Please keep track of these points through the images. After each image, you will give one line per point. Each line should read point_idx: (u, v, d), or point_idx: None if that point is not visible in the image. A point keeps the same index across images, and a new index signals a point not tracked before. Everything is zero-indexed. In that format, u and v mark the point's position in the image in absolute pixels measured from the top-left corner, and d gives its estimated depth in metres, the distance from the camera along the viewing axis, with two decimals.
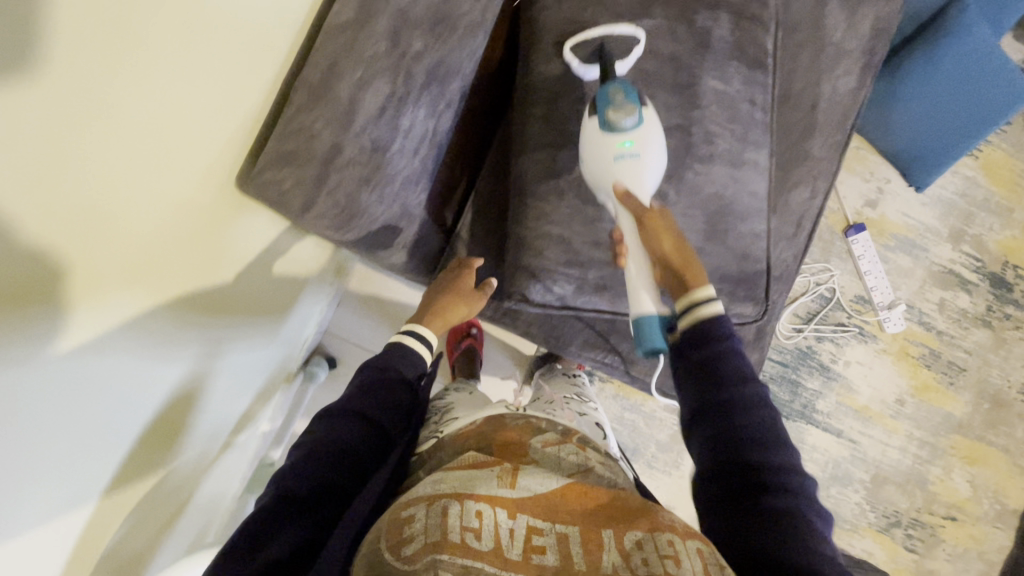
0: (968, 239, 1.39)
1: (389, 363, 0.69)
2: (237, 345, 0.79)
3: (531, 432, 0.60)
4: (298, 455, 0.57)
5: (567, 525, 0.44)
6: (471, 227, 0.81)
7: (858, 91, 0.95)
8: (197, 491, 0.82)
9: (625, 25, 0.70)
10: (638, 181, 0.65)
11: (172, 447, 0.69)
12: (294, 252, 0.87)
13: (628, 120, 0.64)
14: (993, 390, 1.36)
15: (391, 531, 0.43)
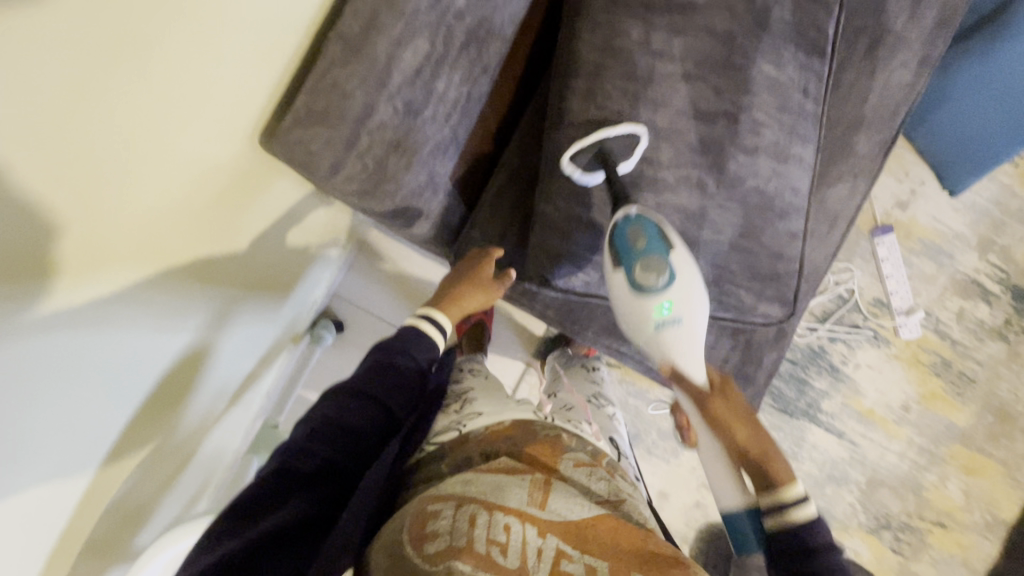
0: (996, 249, 1.35)
1: (400, 343, 0.70)
2: (247, 307, 0.77)
3: (562, 449, 0.64)
4: (301, 432, 0.60)
5: (595, 557, 0.48)
6: (495, 201, 0.77)
7: (911, 86, 0.90)
8: (201, 447, 0.82)
9: (623, 123, 0.64)
10: (688, 361, 0.64)
11: (179, 406, 0.69)
12: (311, 216, 0.85)
13: (660, 280, 0.60)
14: (999, 403, 1.35)
15: (416, 525, 0.50)
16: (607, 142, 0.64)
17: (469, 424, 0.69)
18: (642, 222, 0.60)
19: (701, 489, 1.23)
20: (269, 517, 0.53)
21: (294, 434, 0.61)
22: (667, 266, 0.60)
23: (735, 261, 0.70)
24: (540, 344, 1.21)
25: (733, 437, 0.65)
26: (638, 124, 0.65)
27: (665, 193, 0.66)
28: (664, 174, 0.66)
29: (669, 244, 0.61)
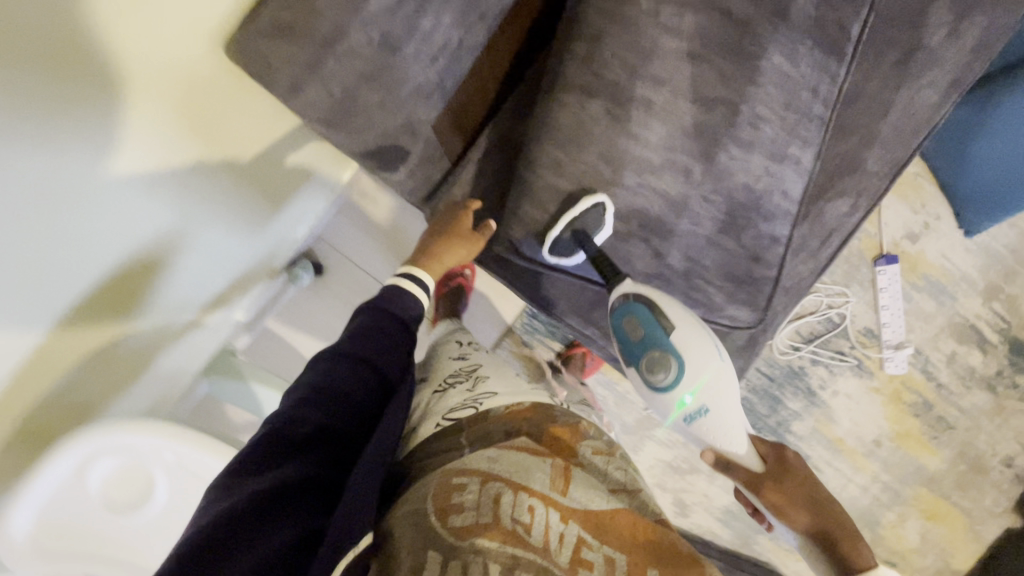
0: (1002, 297, 1.29)
1: (395, 310, 0.73)
2: (206, 216, 0.76)
3: (578, 437, 0.70)
4: (292, 402, 0.63)
5: (615, 549, 0.52)
6: (481, 162, 0.75)
7: (936, 108, 0.85)
8: (155, 356, 0.81)
9: (586, 199, 0.63)
10: (726, 437, 0.69)
11: (118, 297, 0.67)
12: (293, 147, 0.85)
13: (664, 378, 0.65)
14: (974, 453, 1.31)
15: (441, 498, 0.54)
16: (580, 220, 0.63)
17: (486, 402, 0.74)
18: (634, 311, 0.65)
19: (655, 487, 1.23)
20: (264, 479, 0.56)
21: (285, 402, 0.64)
22: (672, 357, 0.64)
23: (709, 256, 0.68)
24: (518, 319, 1.21)
25: (800, 522, 0.70)
26: (600, 195, 0.63)
27: (648, 175, 0.64)
28: (650, 154, 0.64)
29: (669, 328, 0.64)
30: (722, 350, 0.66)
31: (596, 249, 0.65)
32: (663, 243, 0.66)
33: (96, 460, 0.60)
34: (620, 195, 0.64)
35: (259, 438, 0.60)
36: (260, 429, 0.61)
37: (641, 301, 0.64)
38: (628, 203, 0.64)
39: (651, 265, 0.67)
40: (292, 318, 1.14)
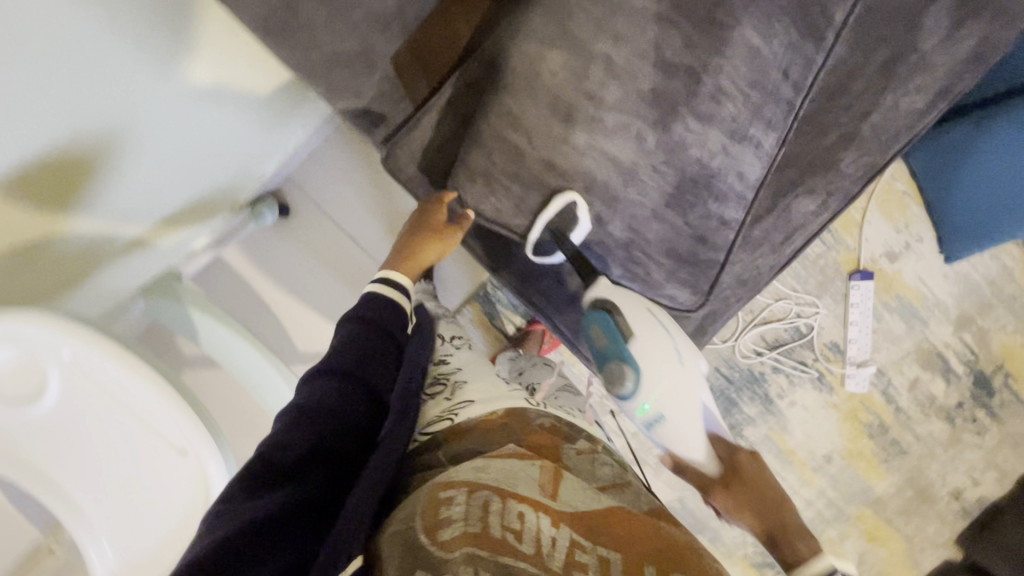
0: (972, 328, 1.27)
1: (378, 318, 0.71)
2: (155, 116, 0.74)
3: (561, 439, 0.69)
4: (283, 423, 0.59)
5: (609, 549, 0.48)
6: (443, 106, 0.72)
7: (922, 116, 0.82)
8: (95, 262, 0.78)
9: (557, 199, 0.62)
10: (686, 446, 0.66)
11: (51, 178, 0.64)
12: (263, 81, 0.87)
13: (625, 387, 0.65)
14: (923, 481, 1.29)
15: (428, 512, 0.51)
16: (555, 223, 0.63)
17: (461, 413, 0.69)
18: (598, 320, 0.67)
19: None
20: (254, 506, 0.51)
21: (275, 427, 0.59)
22: (630, 367, 0.64)
23: (653, 230, 0.67)
24: (478, 289, 1.19)
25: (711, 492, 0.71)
26: (573, 193, 0.62)
27: (599, 136, 0.62)
28: (604, 114, 0.61)
29: (628, 336, 0.65)
30: (682, 352, 0.67)
31: (573, 248, 0.65)
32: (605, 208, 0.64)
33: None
34: (570, 154, 0.62)
35: (248, 466, 0.54)
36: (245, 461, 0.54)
37: (605, 310, 0.66)
38: (575, 162, 0.62)
39: (591, 230, 0.65)
40: (256, 254, 1.16)
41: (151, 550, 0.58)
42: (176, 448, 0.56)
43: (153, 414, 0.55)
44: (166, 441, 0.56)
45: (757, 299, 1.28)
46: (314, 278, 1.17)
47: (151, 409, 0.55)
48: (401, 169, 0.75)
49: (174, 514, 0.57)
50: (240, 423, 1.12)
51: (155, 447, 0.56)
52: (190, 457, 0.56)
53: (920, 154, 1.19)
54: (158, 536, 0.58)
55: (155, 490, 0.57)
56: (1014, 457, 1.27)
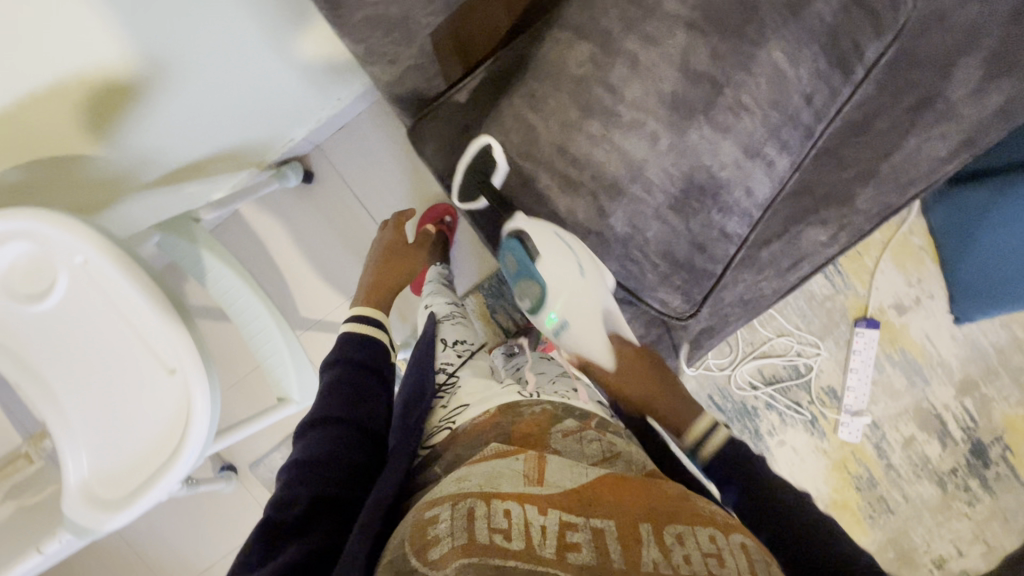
0: (975, 394, 1.25)
1: (359, 359, 0.75)
2: (210, 69, 0.79)
3: (550, 423, 0.64)
4: (285, 483, 0.60)
5: (603, 520, 0.48)
6: (476, 90, 0.74)
7: (943, 163, 0.82)
8: (126, 185, 0.83)
9: (475, 141, 0.68)
10: (594, 353, 0.69)
11: (105, 107, 0.70)
12: (314, 50, 0.91)
13: (533, 301, 0.68)
14: (907, 544, 1.24)
15: (416, 536, 0.49)
16: (474, 164, 0.69)
17: (458, 417, 0.70)
18: (508, 244, 0.66)
19: None
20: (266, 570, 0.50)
21: (278, 488, 0.60)
22: (535, 285, 0.66)
23: (652, 229, 0.69)
24: (487, 279, 1.20)
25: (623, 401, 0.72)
26: (489, 136, 0.67)
27: (614, 129, 0.64)
28: (622, 109, 0.64)
29: (535, 258, 0.64)
30: (585, 264, 0.66)
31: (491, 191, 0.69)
32: (611, 199, 0.67)
33: (13, 241, 0.54)
34: (582, 141, 0.65)
35: (260, 534, 0.54)
36: (252, 537, 0.54)
37: (515, 236, 0.65)
38: (588, 152, 0.65)
39: (592, 220, 0.67)
40: (281, 217, 1.20)
41: (127, 463, 0.59)
42: (167, 367, 0.57)
43: (150, 328, 0.56)
44: (160, 359, 0.57)
45: (759, 332, 1.27)
46: (331, 251, 1.21)
47: (149, 323, 0.56)
48: (425, 141, 0.77)
49: (154, 431, 0.59)
50: (234, 377, 1.14)
51: (147, 362, 0.58)
52: (177, 377, 0.57)
53: (939, 209, 1.20)
54: (136, 449, 0.59)
55: (139, 404, 0.59)
56: (1004, 533, 1.23)
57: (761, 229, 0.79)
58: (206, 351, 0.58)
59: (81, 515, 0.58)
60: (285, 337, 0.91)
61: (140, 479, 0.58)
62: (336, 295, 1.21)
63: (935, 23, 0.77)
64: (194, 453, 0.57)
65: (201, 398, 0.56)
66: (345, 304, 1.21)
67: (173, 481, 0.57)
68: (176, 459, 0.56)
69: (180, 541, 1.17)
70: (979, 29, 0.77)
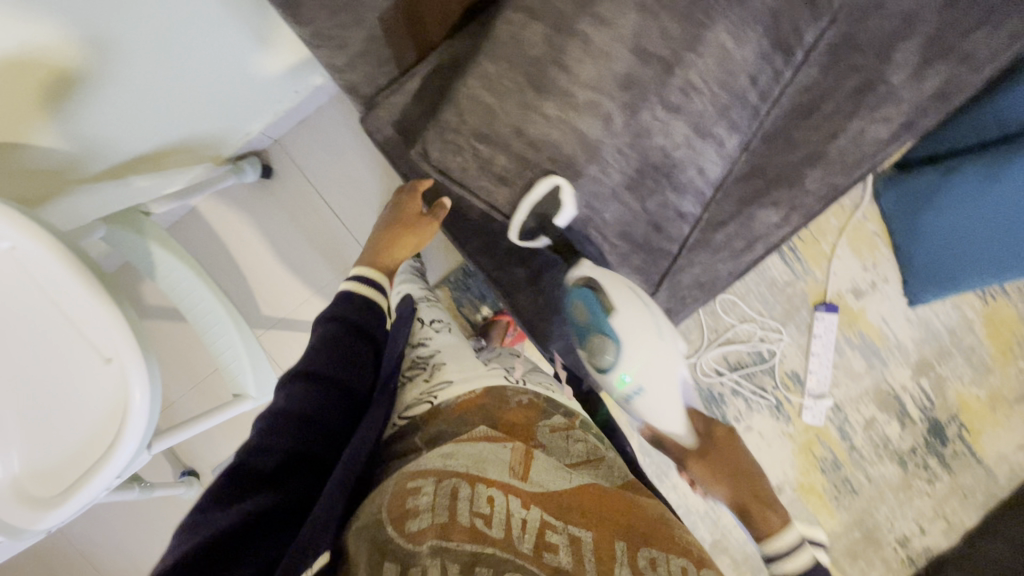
0: (931, 375, 1.28)
1: (357, 320, 0.70)
2: (157, 61, 0.77)
3: (538, 417, 0.67)
4: (260, 429, 0.58)
5: (581, 528, 0.48)
6: (429, 73, 0.74)
7: (886, 145, 0.85)
8: (68, 178, 0.80)
9: (541, 181, 0.63)
10: (663, 418, 0.70)
11: (43, 95, 0.68)
12: (279, 50, 0.93)
13: (606, 360, 0.66)
14: (871, 524, 1.27)
15: (396, 504, 0.48)
16: (540, 203, 0.64)
17: (441, 395, 0.68)
18: (581, 299, 0.68)
19: None
20: (230, 511, 0.50)
21: (253, 429, 0.59)
22: (609, 341, 0.66)
23: (610, 210, 0.70)
24: (451, 274, 1.19)
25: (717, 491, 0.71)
26: (553, 175, 0.63)
27: (570, 110, 0.64)
28: (577, 89, 0.64)
29: (611, 314, 0.66)
30: (663, 331, 0.68)
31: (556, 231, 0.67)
32: (586, 190, 0.65)
33: None
34: (539, 121, 0.64)
35: (227, 474, 0.53)
36: (222, 471, 0.54)
37: (585, 290, 0.67)
38: (545, 132, 0.64)
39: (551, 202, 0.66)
40: (240, 212, 1.17)
41: (62, 459, 0.57)
42: (103, 355, 0.55)
43: (84, 316, 0.54)
44: (94, 347, 0.55)
45: (722, 318, 1.29)
46: (293, 247, 1.19)
47: (83, 311, 0.54)
48: (378, 127, 0.76)
49: (89, 422, 0.56)
50: (191, 378, 1.11)
51: (82, 351, 0.55)
52: (115, 366, 0.55)
53: (890, 194, 1.23)
54: (70, 443, 0.57)
55: (73, 396, 0.56)
56: (962, 509, 1.26)
57: (714, 211, 0.81)
58: (146, 339, 0.56)
59: (11, 516, 0.55)
60: (242, 333, 0.89)
61: (77, 472, 0.56)
62: (299, 291, 1.19)
63: (873, 10, 0.80)
64: (131, 444, 0.54)
65: (139, 386, 0.54)
66: (309, 302, 1.19)
67: (111, 473, 0.55)
68: (114, 451, 0.54)
69: (138, 550, 1.12)
70: (915, 15, 0.80)
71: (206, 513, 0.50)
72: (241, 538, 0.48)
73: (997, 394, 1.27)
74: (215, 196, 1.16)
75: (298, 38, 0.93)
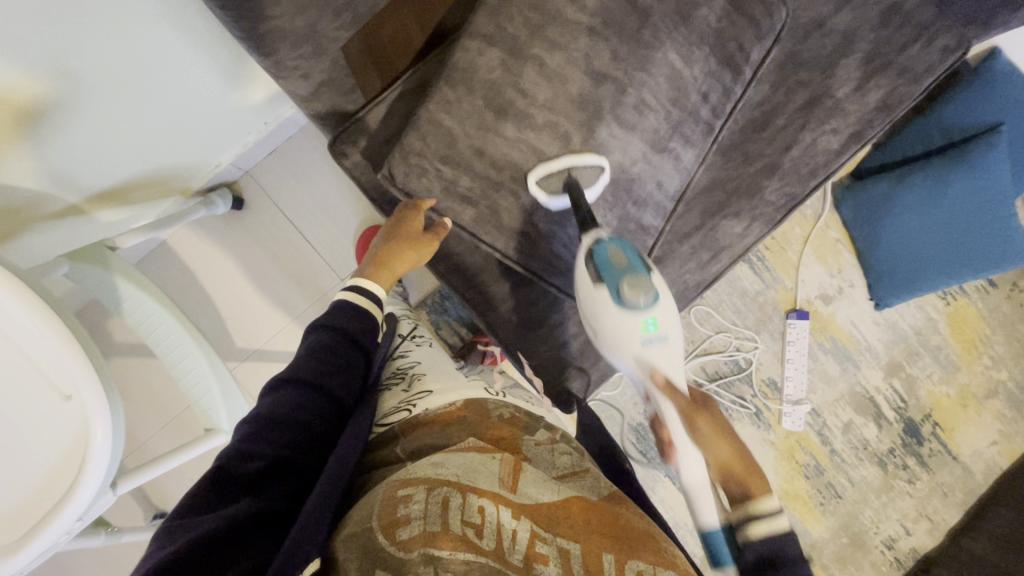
0: (902, 375, 1.31)
1: (345, 327, 0.67)
2: (119, 99, 0.78)
3: (520, 431, 0.66)
4: (241, 436, 0.56)
5: (570, 541, 0.47)
6: (393, 103, 0.76)
7: (837, 155, 0.89)
8: (31, 216, 0.80)
9: (589, 156, 0.68)
10: (678, 374, 0.65)
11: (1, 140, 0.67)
12: (251, 87, 0.95)
13: (645, 300, 0.61)
14: (857, 528, 1.28)
15: (385, 513, 0.46)
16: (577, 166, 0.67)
17: (418, 405, 0.68)
18: (616, 242, 0.63)
19: None
20: (213, 516, 0.48)
21: (235, 435, 0.56)
22: (648, 284, 0.62)
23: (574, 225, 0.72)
24: (428, 297, 1.18)
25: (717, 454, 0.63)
26: (602, 157, 0.69)
27: (528, 130, 0.67)
28: (534, 111, 0.67)
29: (646, 260, 0.63)
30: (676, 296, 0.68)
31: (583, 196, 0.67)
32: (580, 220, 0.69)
33: None
34: (499, 142, 0.67)
35: (206, 480, 0.52)
36: (203, 474, 0.52)
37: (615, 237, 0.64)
38: (507, 153, 0.67)
39: (516, 220, 0.70)
40: (212, 243, 1.16)
41: (19, 504, 0.54)
42: (62, 393, 0.54)
43: (40, 353, 0.53)
44: (53, 383, 0.54)
45: (698, 329, 1.31)
46: (267, 275, 1.18)
47: (39, 347, 0.53)
48: (346, 153, 0.77)
49: (46, 465, 0.54)
50: (163, 416, 1.08)
51: (38, 389, 0.54)
52: (75, 404, 0.54)
53: (850, 201, 1.26)
54: (26, 489, 0.55)
55: (29, 437, 0.54)
56: (944, 508, 1.28)
57: (677, 224, 0.84)
58: (106, 374, 0.55)
59: None
60: (211, 361, 0.87)
61: (35, 518, 0.54)
62: (275, 319, 1.18)
63: (813, 30, 0.85)
64: (92, 485, 0.53)
65: (99, 420, 0.53)
66: (287, 330, 1.18)
67: (71, 517, 0.53)
68: (75, 491, 0.53)
69: None
70: (852, 33, 0.85)
71: (185, 520, 0.48)
72: (226, 541, 0.46)
73: (967, 391, 1.31)
74: (184, 229, 1.15)
75: (271, 77, 0.96)
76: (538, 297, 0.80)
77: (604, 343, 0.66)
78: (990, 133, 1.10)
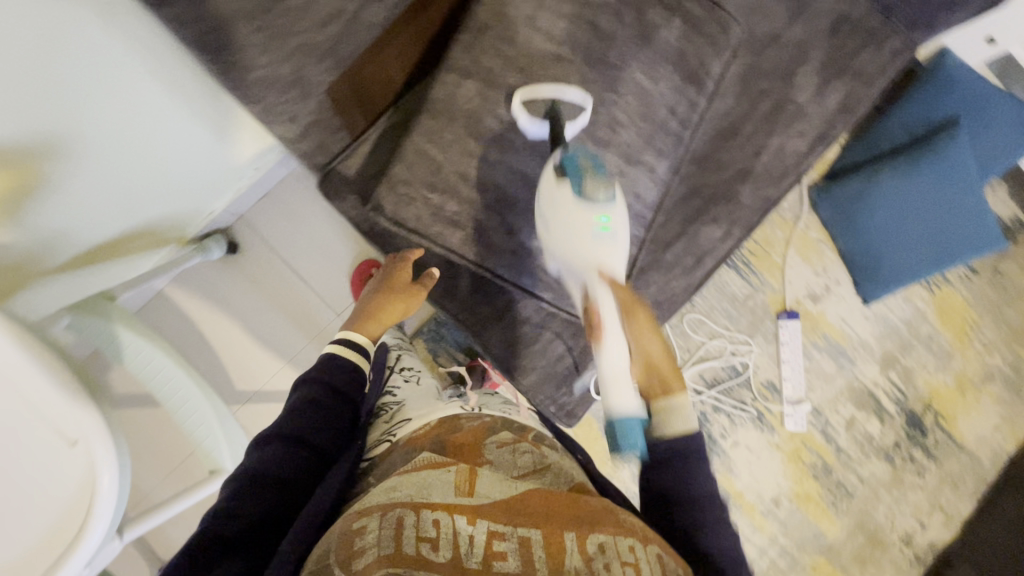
0: (898, 367, 1.33)
1: (332, 382, 0.69)
2: (110, 156, 0.80)
3: (484, 435, 0.66)
4: (225, 495, 0.55)
5: (528, 528, 0.46)
6: (377, 140, 0.81)
7: (805, 157, 0.94)
8: (34, 275, 0.82)
9: (575, 92, 0.70)
10: (617, 270, 0.68)
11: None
12: (241, 131, 0.99)
13: (605, 193, 0.64)
14: (872, 524, 1.27)
15: (343, 547, 0.45)
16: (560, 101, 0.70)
17: (399, 432, 0.69)
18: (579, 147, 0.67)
19: None
20: None
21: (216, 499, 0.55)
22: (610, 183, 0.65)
23: None
24: (424, 325, 1.20)
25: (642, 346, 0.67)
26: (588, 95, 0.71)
27: (508, 152, 0.71)
28: (513, 134, 0.71)
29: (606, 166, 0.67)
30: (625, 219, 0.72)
31: (563, 123, 0.69)
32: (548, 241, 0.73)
33: None
34: (480, 166, 0.70)
35: (188, 544, 0.49)
36: (181, 546, 0.49)
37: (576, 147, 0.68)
38: (489, 175, 0.71)
39: (504, 240, 0.73)
40: (205, 294, 1.18)
41: (26, 555, 0.55)
42: (68, 439, 0.55)
43: (44, 399, 0.54)
44: (58, 430, 0.55)
45: (693, 337, 1.33)
46: (263, 320, 1.19)
47: (43, 394, 0.54)
48: (336, 189, 0.81)
49: (52, 513, 0.55)
50: (166, 465, 1.07)
51: (44, 436, 0.55)
52: (81, 449, 0.55)
53: (825, 201, 1.30)
54: (33, 539, 0.55)
55: (35, 486, 0.55)
56: (956, 497, 1.28)
57: (659, 232, 0.87)
58: (110, 417, 0.56)
59: None
60: (211, 401, 0.87)
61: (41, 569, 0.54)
62: (272, 362, 1.19)
63: (770, 42, 0.90)
64: (98, 531, 0.53)
65: (104, 464, 0.53)
66: (285, 369, 1.19)
67: (79, 564, 0.53)
68: (82, 536, 0.53)
69: None
70: (806, 44, 0.91)
71: None
72: None
73: (963, 378, 1.32)
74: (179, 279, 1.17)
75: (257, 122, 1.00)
76: (531, 313, 0.83)
77: (553, 242, 0.68)
78: (950, 128, 1.15)
